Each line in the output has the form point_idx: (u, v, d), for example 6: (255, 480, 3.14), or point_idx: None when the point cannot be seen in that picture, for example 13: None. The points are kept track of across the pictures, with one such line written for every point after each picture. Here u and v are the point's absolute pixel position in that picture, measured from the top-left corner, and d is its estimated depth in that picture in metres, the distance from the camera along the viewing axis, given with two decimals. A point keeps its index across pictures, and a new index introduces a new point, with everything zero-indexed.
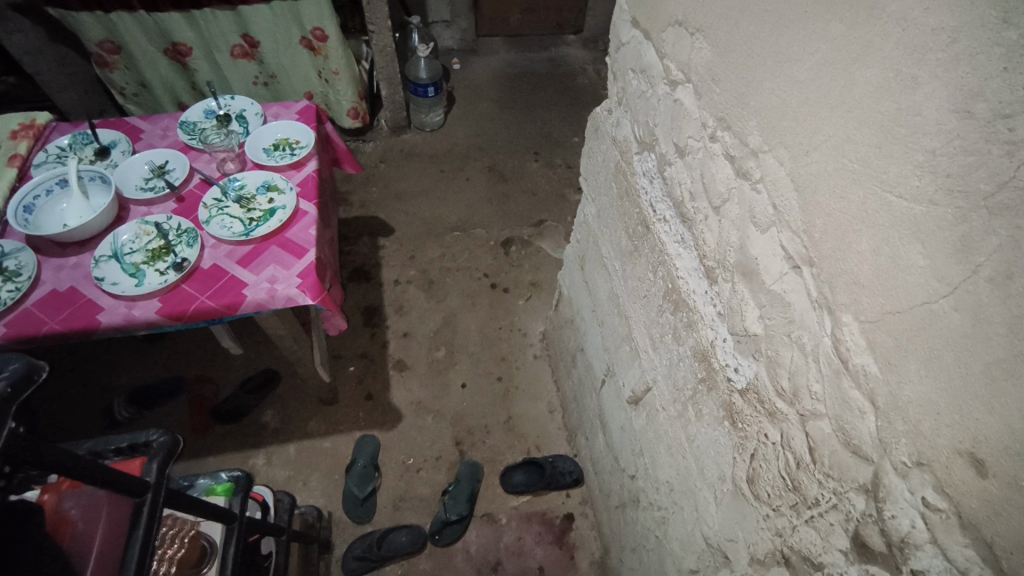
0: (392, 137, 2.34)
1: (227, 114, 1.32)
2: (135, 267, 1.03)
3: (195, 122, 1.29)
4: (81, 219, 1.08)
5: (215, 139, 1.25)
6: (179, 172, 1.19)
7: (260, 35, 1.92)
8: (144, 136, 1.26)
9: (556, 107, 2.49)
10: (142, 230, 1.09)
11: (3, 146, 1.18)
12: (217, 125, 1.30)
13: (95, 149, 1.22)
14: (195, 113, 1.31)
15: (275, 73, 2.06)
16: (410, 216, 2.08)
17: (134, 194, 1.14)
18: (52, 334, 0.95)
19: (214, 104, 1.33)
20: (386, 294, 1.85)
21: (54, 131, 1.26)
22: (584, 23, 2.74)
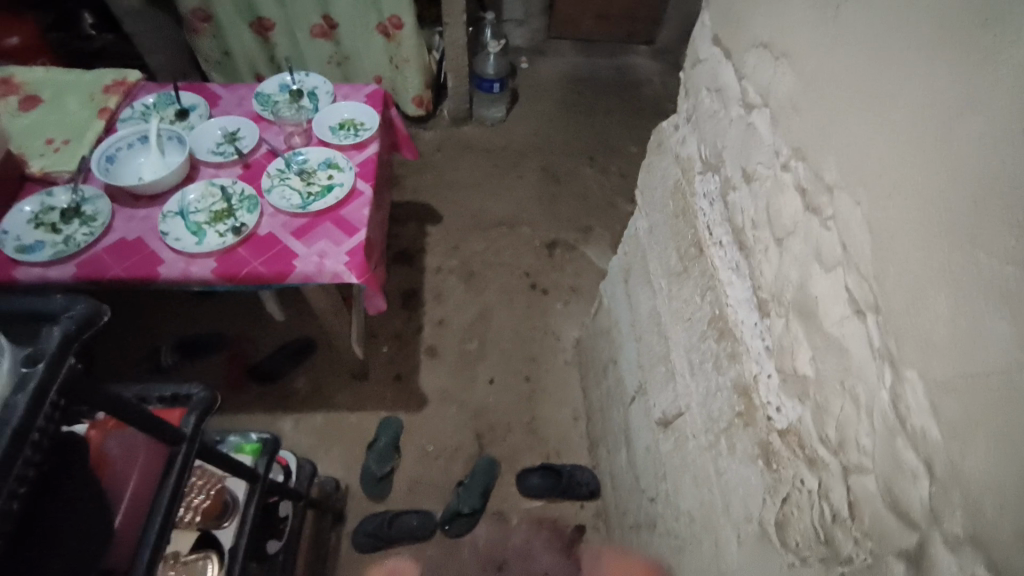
0: (451, 128, 2.37)
1: (300, 90, 1.36)
2: (198, 225, 1.08)
3: (269, 94, 1.34)
4: (156, 175, 1.14)
5: (286, 112, 1.30)
6: (250, 140, 1.23)
7: (339, 16, 1.98)
8: (221, 102, 1.32)
9: (618, 115, 2.47)
10: (208, 191, 1.13)
11: (96, 99, 1.26)
12: (289, 99, 1.34)
13: (176, 109, 1.27)
14: (270, 86, 1.35)
15: (349, 54, 2.11)
16: (459, 207, 2.10)
17: (206, 157, 1.19)
18: (117, 280, 1.01)
19: (289, 79, 1.38)
20: (426, 280, 1.88)
21: (143, 90, 1.33)
22: (657, 32, 2.70)
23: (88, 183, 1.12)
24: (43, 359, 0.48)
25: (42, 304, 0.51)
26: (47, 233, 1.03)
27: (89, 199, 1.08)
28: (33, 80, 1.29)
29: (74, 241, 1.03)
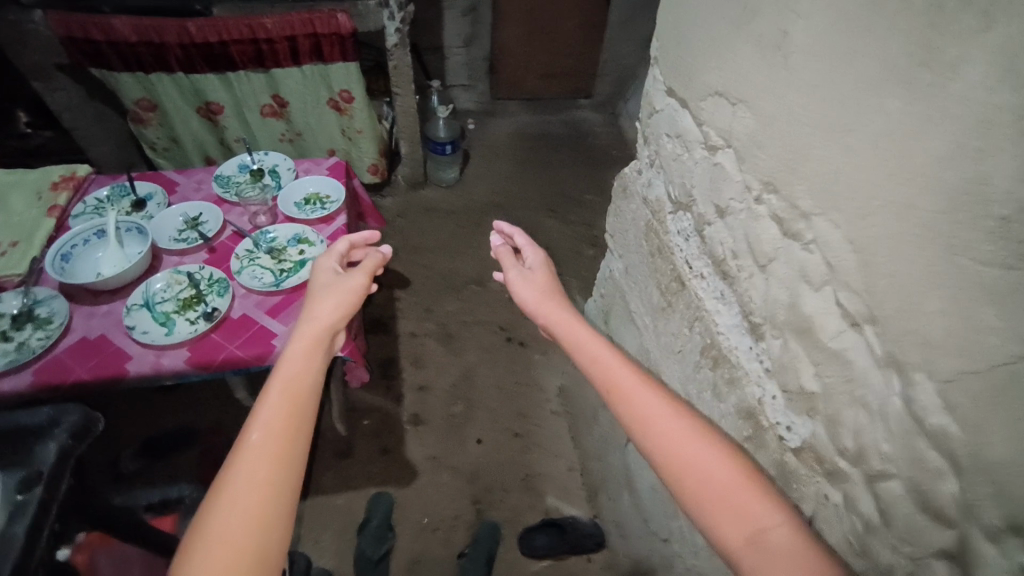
0: (409, 193, 2.41)
1: (261, 169, 1.36)
2: (166, 315, 1.04)
3: (229, 176, 1.34)
4: (116, 267, 1.09)
5: (249, 193, 1.29)
6: (213, 223, 1.21)
7: (290, 96, 2.02)
8: (179, 188, 1.30)
9: (569, 166, 2.59)
10: (174, 279, 1.10)
11: (44, 197, 1.22)
12: (250, 179, 1.34)
13: (132, 201, 1.25)
14: (230, 167, 1.35)
15: (301, 131, 2.14)
16: (427, 269, 2.11)
17: (168, 244, 1.16)
18: (79, 383, 0.95)
19: (248, 159, 1.38)
20: (402, 345, 1.85)
21: (93, 183, 1.29)
22: (594, 88, 2.89)
23: (40, 284, 1.07)
24: (38, 482, 0.46)
25: (27, 419, 0.49)
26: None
27: (42, 300, 1.03)
28: None
29: (28, 347, 0.97)
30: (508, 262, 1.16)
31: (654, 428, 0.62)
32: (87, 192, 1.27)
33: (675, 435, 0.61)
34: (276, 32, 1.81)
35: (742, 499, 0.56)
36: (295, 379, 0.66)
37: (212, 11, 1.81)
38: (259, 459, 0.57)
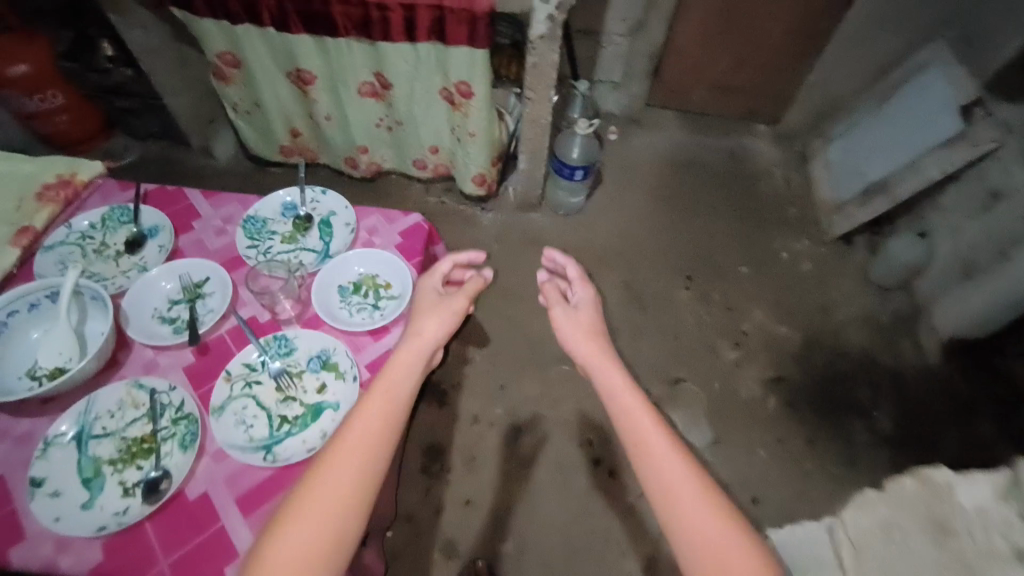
0: (515, 213, 1.95)
1: (310, 218, 0.95)
2: (97, 466, 0.68)
3: (265, 220, 0.94)
4: (63, 361, 0.75)
5: (281, 259, 0.89)
6: (217, 301, 0.83)
7: (395, 76, 1.59)
8: (197, 225, 0.92)
9: (724, 222, 1.99)
10: (129, 396, 0.72)
11: (23, 208, 0.89)
12: (293, 232, 0.94)
13: (129, 237, 0.90)
14: (271, 207, 0.95)
15: (402, 120, 1.73)
16: (514, 328, 1.68)
17: (146, 328, 0.79)
18: None
19: (298, 198, 0.97)
20: (458, 433, 1.48)
21: (97, 192, 0.96)
22: (782, 113, 2.17)
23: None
24: None
25: None
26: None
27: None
28: None
29: None
30: (554, 297, 0.99)
31: (675, 499, 0.65)
32: (84, 206, 0.94)
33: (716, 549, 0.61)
34: None
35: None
36: (389, 394, 0.69)
37: None
38: (344, 472, 0.62)
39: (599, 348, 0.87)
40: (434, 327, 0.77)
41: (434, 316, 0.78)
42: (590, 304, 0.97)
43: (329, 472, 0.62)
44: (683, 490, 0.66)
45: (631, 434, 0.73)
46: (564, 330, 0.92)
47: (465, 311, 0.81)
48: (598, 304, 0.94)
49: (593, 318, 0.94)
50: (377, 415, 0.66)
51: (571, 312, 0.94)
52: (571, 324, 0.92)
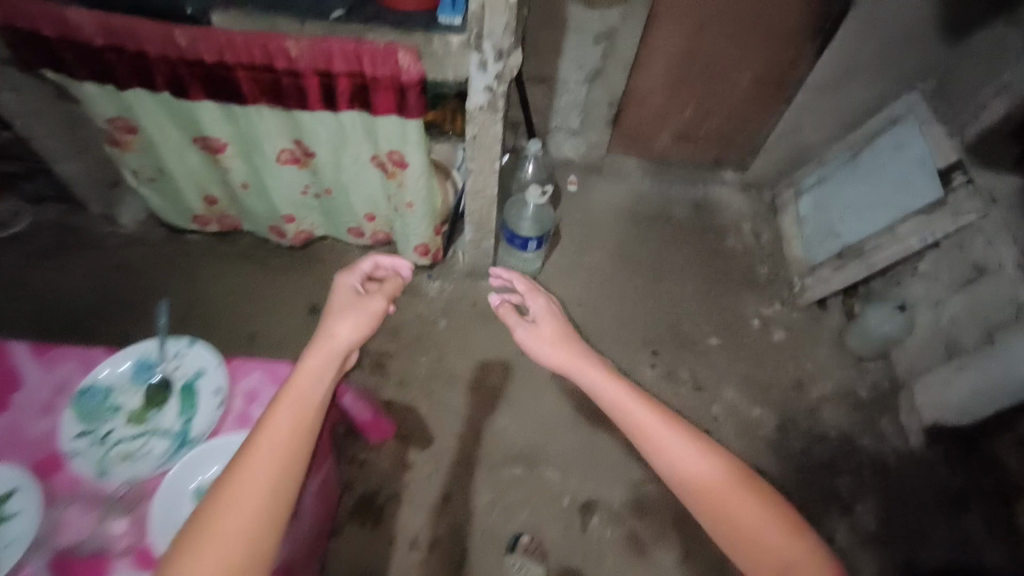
0: (464, 281, 1.77)
1: (166, 384, 0.79)
2: None
3: (109, 392, 0.77)
4: None
5: (123, 453, 0.73)
6: (19, 531, 0.67)
7: (318, 144, 1.39)
8: (13, 402, 0.74)
9: (692, 284, 1.85)
10: None
11: None
12: (144, 405, 0.78)
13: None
14: (118, 371, 0.78)
15: (331, 188, 1.53)
16: (462, 422, 1.51)
17: None
18: None
19: (155, 357, 0.80)
20: (394, 560, 1.31)
21: None
22: (749, 162, 2.05)
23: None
24: None
25: None
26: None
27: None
28: None
29: None
30: (514, 319, 1.07)
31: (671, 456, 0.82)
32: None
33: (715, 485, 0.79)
34: (306, 65, 1.17)
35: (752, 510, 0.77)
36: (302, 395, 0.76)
37: (211, 16, 1.15)
38: (264, 462, 0.69)
39: (571, 349, 1.00)
40: (349, 329, 0.86)
41: (347, 316, 0.88)
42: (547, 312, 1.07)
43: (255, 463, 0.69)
44: (672, 442, 0.83)
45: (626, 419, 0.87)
46: (531, 346, 1.02)
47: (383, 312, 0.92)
48: (555, 312, 1.05)
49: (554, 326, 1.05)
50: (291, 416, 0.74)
51: (532, 327, 1.05)
52: (538, 342, 1.02)
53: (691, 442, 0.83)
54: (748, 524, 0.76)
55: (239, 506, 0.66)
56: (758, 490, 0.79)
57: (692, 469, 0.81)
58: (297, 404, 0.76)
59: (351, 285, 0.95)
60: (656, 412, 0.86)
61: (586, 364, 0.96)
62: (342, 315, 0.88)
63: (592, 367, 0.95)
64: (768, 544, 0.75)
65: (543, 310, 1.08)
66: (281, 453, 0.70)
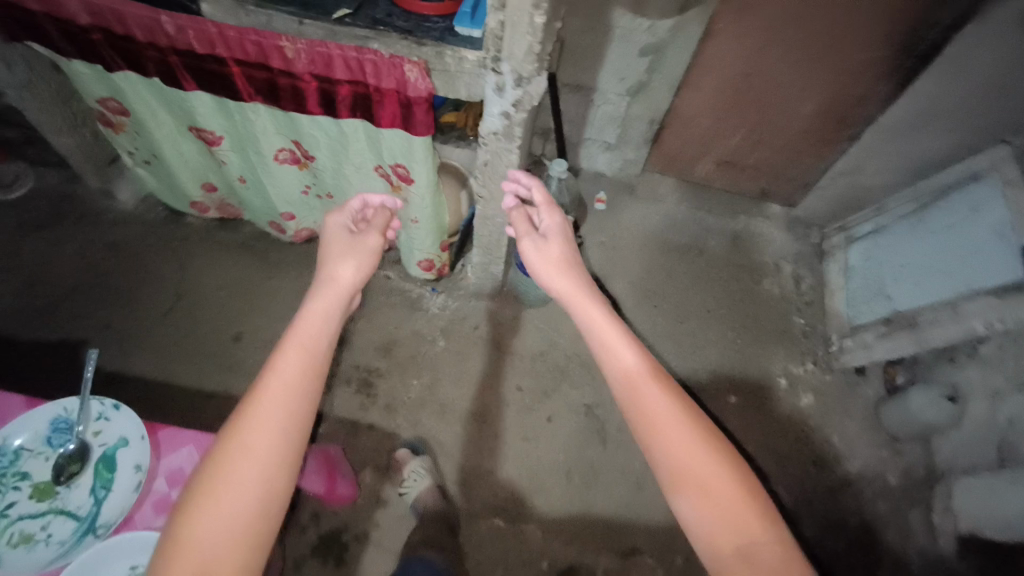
0: (469, 300, 1.65)
1: (83, 454, 0.70)
2: None
3: (13, 460, 0.68)
4: None
5: (21, 535, 0.64)
6: None
7: (316, 148, 1.28)
8: None
9: (717, 329, 1.68)
10: None
11: None
12: (53, 477, 0.68)
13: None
14: (29, 432, 0.69)
15: (331, 192, 1.42)
16: (445, 458, 1.42)
17: None
18: None
19: (74, 421, 0.71)
20: None
21: None
22: (799, 198, 1.84)
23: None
24: None
25: None
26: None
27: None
28: None
29: None
30: (524, 228, 1.03)
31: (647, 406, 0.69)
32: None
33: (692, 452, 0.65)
34: (303, 68, 1.06)
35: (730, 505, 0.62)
36: (308, 343, 0.75)
37: (201, 4, 1.02)
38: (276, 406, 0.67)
39: (573, 274, 0.93)
40: (349, 273, 0.89)
41: (351, 259, 0.92)
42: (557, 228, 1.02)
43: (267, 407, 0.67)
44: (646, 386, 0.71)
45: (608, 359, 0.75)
46: (537, 262, 0.97)
47: (377, 251, 0.99)
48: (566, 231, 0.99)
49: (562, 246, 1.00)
50: (301, 364, 0.72)
51: (540, 243, 0.99)
52: (540, 258, 0.97)
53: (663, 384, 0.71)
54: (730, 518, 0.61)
55: (260, 461, 0.64)
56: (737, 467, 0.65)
57: (658, 412, 0.68)
58: (302, 349, 0.74)
59: (341, 223, 1.01)
60: (622, 334, 0.77)
61: (574, 287, 0.89)
62: (342, 249, 0.95)
63: (584, 288, 0.89)
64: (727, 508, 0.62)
65: (554, 227, 1.02)
66: (285, 421, 0.66)
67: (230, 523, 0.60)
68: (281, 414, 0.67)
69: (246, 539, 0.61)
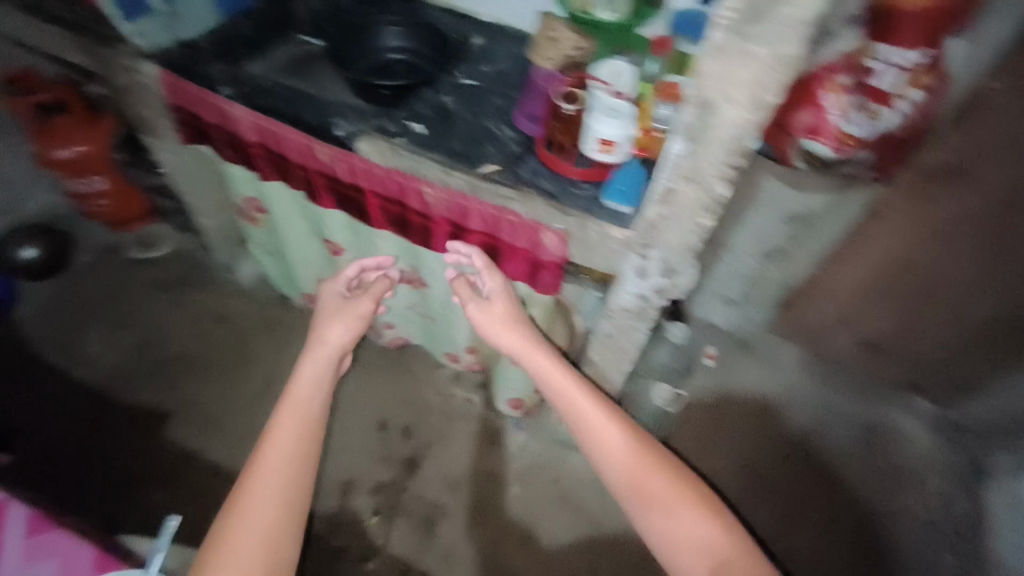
0: (548, 448, 1.51)
1: None
2: None
3: None
4: None
5: None
6: None
7: (432, 277, 1.25)
8: None
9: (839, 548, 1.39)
10: None
11: None
12: None
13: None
14: None
15: (434, 315, 1.39)
16: None
17: None
18: None
19: None
20: None
21: None
22: (958, 401, 1.54)
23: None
24: None
25: None
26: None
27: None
28: None
29: None
30: (467, 293, 1.12)
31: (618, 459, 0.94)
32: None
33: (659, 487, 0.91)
34: (437, 213, 1.03)
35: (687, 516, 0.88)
36: (305, 404, 0.94)
37: (355, 141, 1.04)
38: (276, 473, 0.85)
39: (519, 333, 1.07)
40: (337, 336, 1.04)
41: (341, 321, 1.07)
42: (500, 290, 1.07)
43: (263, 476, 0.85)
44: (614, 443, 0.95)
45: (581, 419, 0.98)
46: (485, 326, 1.09)
47: (365, 314, 1.11)
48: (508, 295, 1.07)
49: (506, 305, 1.08)
50: (296, 430, 0.90)
51: (483, 306, 1.09)
52: (490, 323, 1.08)
53: (634, 444, 0.95)
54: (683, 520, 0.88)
55: (271, 483, 0.84)
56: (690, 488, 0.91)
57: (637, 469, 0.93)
58: (296, 414, 0.92)
59: (337, 291, 1.15)
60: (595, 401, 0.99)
61: (519, 342, 1.06)
62: (337, 313, 1.09)
63: (535, 342, 1.06)
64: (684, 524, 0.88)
65: (496, 285, 1.08)
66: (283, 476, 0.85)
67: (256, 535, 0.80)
68: (285, 453, 0.88)
69: (272, 536, 0.80)
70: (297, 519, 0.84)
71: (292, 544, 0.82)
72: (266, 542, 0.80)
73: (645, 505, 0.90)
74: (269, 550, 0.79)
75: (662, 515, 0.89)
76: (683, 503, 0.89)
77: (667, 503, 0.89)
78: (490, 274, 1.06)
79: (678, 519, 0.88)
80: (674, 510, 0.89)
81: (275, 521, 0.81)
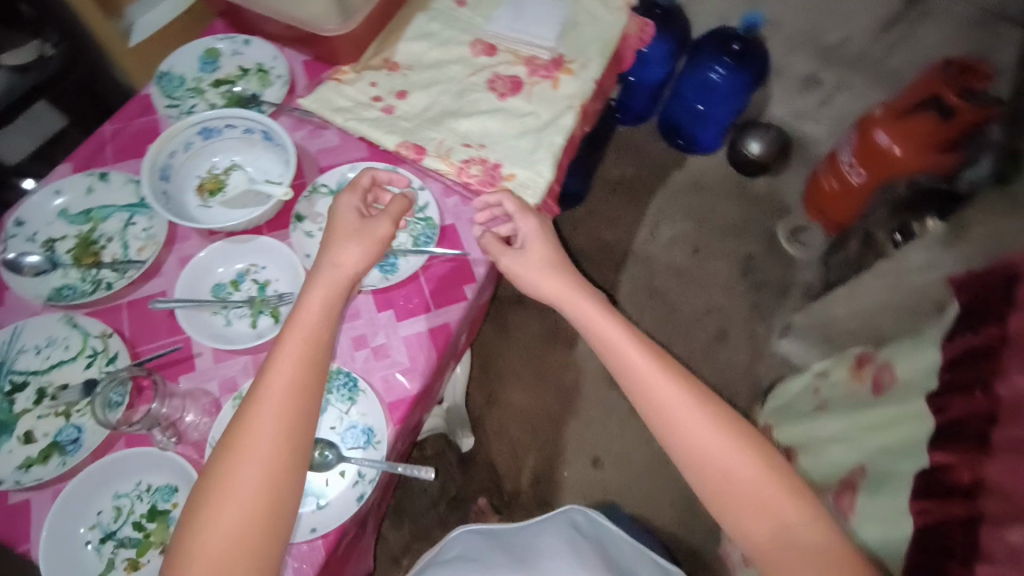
0: None
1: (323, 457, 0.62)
2: (90, 221, 0.71)
3: (341, 392, 0.66)
4: (226, 191, 0.74)
5: None
6: (216, 322, 0.67)
7: None
8: (367, 307, 0.71)
9: None
10: (139, 249, 0.70)
11: (455, 148, 0.80)
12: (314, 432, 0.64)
13: None
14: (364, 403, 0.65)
15: None
16: None
17: (215, 257, 0.70)
18: (105, 124, 0.77)
19: (363, 442, 0.63)
20: None
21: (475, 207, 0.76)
22: None
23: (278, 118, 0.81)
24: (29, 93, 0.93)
25: None
26: (199, 68, 0.82)
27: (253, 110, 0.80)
28: (539, 102, 0.84)
29: (184, 102, 0.80)
30: (496, 245, 0.71)
31: (676, 427, 0.61)
32: (468, 200, 0.77)
33: (741, 476, 0.58)
34: None
35: (782, 515, 0.56)
36: (303, 329, 0.57)
37: None
38: (263, 433, 0.51)
39: (564, 282, 0.70)
40: (353, 261, 0.61)
41: (358, 244, 0.62)
42: (543, 236, 0.72)
43: (238, 438, 0.51)
44: (670, 400, 0.62)
45: (625, 376, 0.65)
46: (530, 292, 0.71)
47: (388, 237, 0.64)
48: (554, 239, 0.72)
49: (551, 250, 0.72)
50: (291, 363, 0.54)
51: (523, 253, 0.71)
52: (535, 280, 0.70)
53: (678, 385, 0.63)
54: (772, 514, 0.57)
55: (269, 422, 0.52)
56: (766, 459, 0.59)
57: (693, 430, 0.60)
58: (296, 339, 0.56)
59: (353, 204, 0.65)
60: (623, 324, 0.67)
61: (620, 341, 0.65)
62: (348, 240, 0.62)
63: (578, 288, 0.69)
64: (782, 525, 0.56)
65: (533, 232, 0.72)
66: (280, 431, 0.51)
67: (231, 519, 0.48)
68: (285, 375, 0.54)
69: (263, 488, 0.50)
70: (289, 485, 0.51)
71: (287, 512, 0.51)
72: (261, 489, 0.50)
73: (714, 488, 0.59)
74: (263, 507, 0.49)
75: (736, 492, 0.58)
76: (744, 461, 0.59)
77: (753, 497, 0.58)
78: (524, 221, 0.72)
79: (747, 509, 0.58)
80: (759, 495, 0.57)
81: (276, 462, 0.51)
